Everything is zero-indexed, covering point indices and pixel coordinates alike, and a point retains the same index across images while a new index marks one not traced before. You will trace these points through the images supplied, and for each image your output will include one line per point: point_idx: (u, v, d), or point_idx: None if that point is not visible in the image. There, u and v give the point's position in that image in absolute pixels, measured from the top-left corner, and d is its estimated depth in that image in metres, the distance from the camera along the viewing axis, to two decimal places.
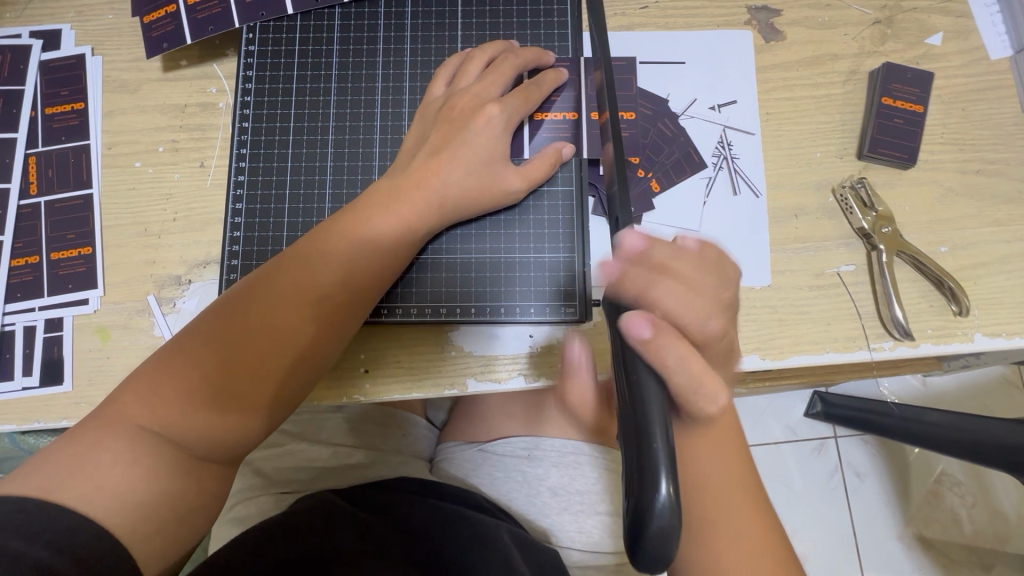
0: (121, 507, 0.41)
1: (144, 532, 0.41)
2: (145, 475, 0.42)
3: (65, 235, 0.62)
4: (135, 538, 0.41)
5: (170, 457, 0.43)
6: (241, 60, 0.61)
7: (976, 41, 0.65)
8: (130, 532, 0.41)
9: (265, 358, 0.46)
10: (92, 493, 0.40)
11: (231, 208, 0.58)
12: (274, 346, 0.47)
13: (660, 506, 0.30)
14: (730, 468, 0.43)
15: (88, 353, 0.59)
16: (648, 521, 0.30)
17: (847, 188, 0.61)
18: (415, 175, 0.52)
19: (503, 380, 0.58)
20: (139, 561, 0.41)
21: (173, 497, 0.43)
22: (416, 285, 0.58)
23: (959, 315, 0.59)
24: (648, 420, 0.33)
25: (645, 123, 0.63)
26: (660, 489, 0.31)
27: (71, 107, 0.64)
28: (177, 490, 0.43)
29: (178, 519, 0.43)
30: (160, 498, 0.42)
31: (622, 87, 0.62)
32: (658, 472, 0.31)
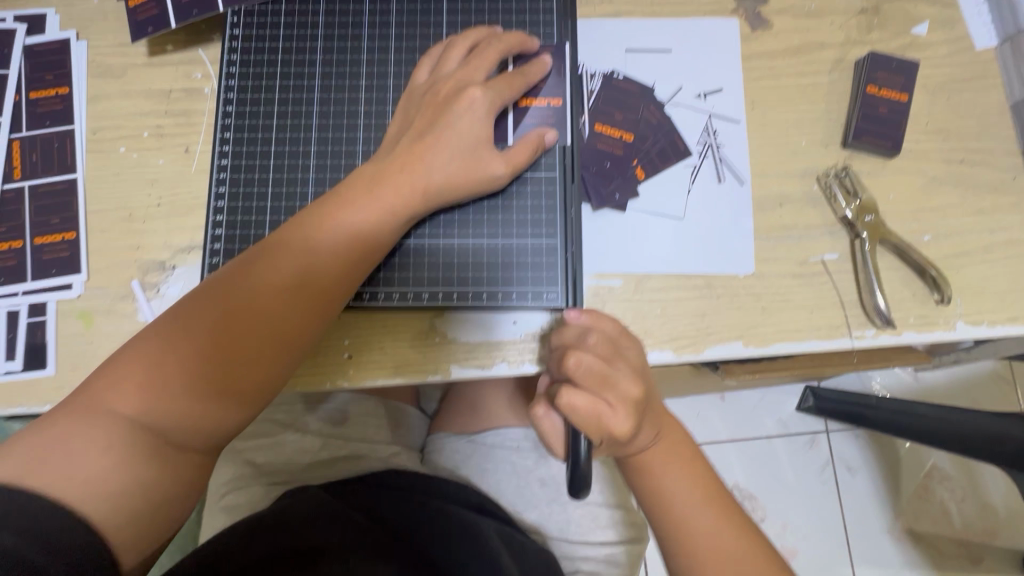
0: (95, 495, 0.41)
1: (120, 519, 0.41)
2: (120, 462, 0.42)
3: (49, 220, 0.62)
4: (112, 524, 0.41)
5: (143, 443, 0.43)
6: (225, 45, 0.60)
7: (962, 31, 0.65)
8: (106, 519, 0.41)
9: (248, 341, 0.47)
10: (66, 480, 0.40)
11: (214, 193, 0.58)
12: (256, 329, 0.47)
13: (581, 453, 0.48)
14: (683, 476, 0.52)
15: (72, 338, 0.59)
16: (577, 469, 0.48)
17: (831, 176, 0.61)
18: (399, 159, 0.52)
19: (488, 365, 0.59)
20: (117, 549, 0.41)
21: (149, 486, 0.43)
22: (400, 270, 0.58)
23: (941, 303, 0.59)
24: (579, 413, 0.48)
25: (630, 111, 0.63)
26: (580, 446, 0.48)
27: (56, 92, 0.64)
28: (153, 478, 0.43)
29: (154, 507, 0.43)
30: (135, 485, 0.42)
31: (605, 90, 0.64)
32: (577, 434, 0.48)
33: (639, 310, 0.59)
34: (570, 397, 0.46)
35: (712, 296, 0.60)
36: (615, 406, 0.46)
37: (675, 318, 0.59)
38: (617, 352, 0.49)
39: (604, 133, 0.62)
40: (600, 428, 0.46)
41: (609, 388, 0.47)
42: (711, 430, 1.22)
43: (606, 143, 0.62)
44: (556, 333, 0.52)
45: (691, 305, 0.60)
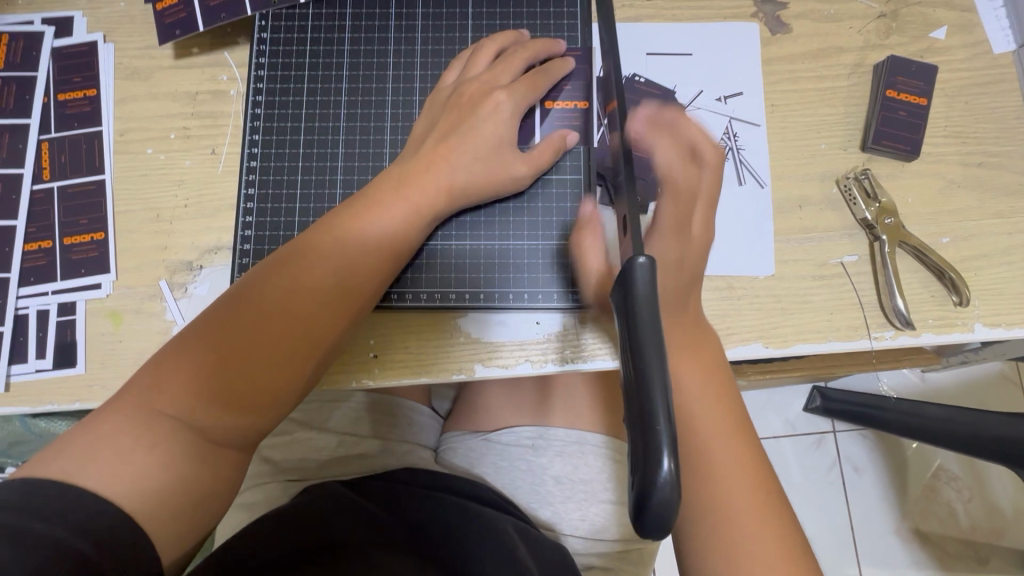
0: (139, 493, 0.41)
1: (162, 515, 0.42)
2: (163, 461, 0.43)
3: (78, 221, 0.63)
4: (155, 520, 0.42)
5: (184, 439, 0.44)
6: (254, 48, 0.61)
7: (980, 35, 0.65)
8: (148, 515, 0.41)
9: (278, 340, 0.47)
10: (111, 478, 0.41)
11: (243, 194, 0.59)
12: (286, 328, 0.47)
13: (664, 482, 0.31)
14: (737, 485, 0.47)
15: (101, 337, 0.60)
16: (651, 494, 0.31)
17: (850, 179, 0.62)
18: (425, 160, 0.53)
19: (510, 366, 0.59)
20: (159, 547, 0.42)
21: (190, 484, 0.44)
22: (426, 271, 0.58)
23: (959, 305, 0.60)
24: (650, 401, 0.32)
25: None
26: (661, 467, 0.31)
27: (84, 94, 0.65)
28: (194, 477, 0.44)
29: (193, 506, 0.44)
30: (177, 481, 0.43)
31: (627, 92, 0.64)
32: (658, 447, 0.31)
33: None
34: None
35: (733, 297, 0.60)
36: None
37: None
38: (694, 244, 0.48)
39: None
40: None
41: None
42: None
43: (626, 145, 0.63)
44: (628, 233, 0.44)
45: (712, 306, 0.60)
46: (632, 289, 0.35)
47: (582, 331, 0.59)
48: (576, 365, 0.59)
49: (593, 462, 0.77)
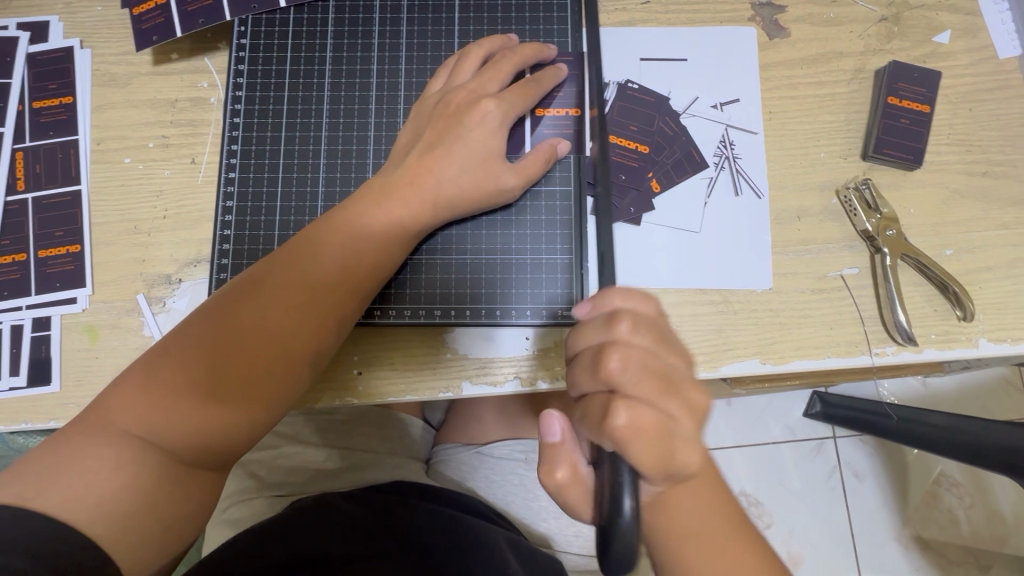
0: (104, 518, 0.40)
1: (128, 540, 0.40)
2: (130, 484, 0.41)
3: (53, 233, 0.61)
4: (120, 545, 0.40)
5: (153, 462, 0.42)
6: (233, 54, 0.59)
7: (985, 40, 0.63)
8: (113, 539, 0.40)
9: (254, 360, 0.45)
10: (75, 502, 0.40)
11: (221, 206, 0.57)
12: (262, 348, 0.46)
13: (626, 518, 0.35)
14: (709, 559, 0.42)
15: (76, 354, 0.58)
16: (614, 535, 0.35)
17: (851, 190, 0.60)
18: (409, 171, 0.51)
19: (499, 383, 0.57)
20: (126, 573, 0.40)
21: (160, 508, 0.42)
22: (411, 286, 0.56)
23: (964, 320, 0.57)
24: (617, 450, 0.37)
25: (645, 122, 0.62)
26: (623, 504, 0.36)
27: (59, 102, 0.63)
28: (163, 500, 0.42)
29: (163, 530, 0.42)
30: (144, 505, 0.41)
31: (618, 95, 0.62)
32: (620, 485, 0.36)
33: None
34: (630, 412, 0.37)
35: (730, 311, 0.58)
36: (681, 415, 0.38)
37: (691, 335, 0.58)
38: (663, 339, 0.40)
39: (620, 144, 0.61)
40: (667, 449, 0.37)
41: (667, 392, 0.38)
42: (718, 437, 1.21)
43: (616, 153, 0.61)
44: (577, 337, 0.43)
45: (707, 321, 0.58)
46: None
47: None
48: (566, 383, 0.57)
49: None
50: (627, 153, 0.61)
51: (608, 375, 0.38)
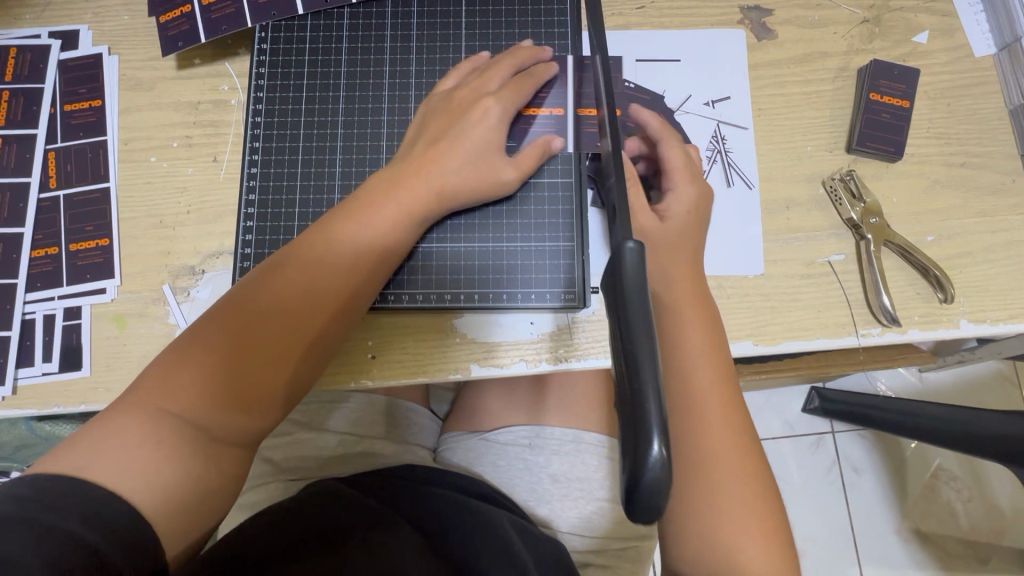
0: (148, 487, 0.42)
1: (166, 510, 0.43)
2: (170, 457, 0.44)
3: (83, 227, 0.64)
4: (166, 511, 0.42)
5: (188, 435, 0.45)
6: (254, 58, 0.63)
7: (961, 39, 0.67)
8: (155, 509, 0.42)
9: (271, 333, 0.49)
10: (120, 474, 0.42)
11: (244, 200, 0.60)
12: (279, 321, 0.49)
13: (654, 464, 0.30)
14: (731, 443, 0.52)
15: (106, 340, 0.62)
16: (642, 474, 0.30)
17: (836, 180, 0.63)
18: (414, 165, 0.55)
19: (506, 365, 0.61)
20: (166, 541, 0.42)
21: (197, 480, 0.44)
22: (422, 273, 0.60)
23: (944, 302, 0.61)
24: (640, 380, 0.31)
25: None
26: (651, 449, 0.30)
27: (89, 104, 0.67)
28: (199, 473, 0.45)
29: (199, 502, 0.45)
30: (183, 479, 0.44)
31: (615, 87, 0.65)
32: (648, 428, 0.30)
33: None
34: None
35: (723, 296, 0.62)
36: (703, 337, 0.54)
37: None
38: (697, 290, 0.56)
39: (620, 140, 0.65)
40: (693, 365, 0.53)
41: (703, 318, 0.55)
42: None
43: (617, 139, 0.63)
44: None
45: None
46: (619, 268, 0.35)
47: (574, 330, 0.61)
48: (569, 364, 0.60)
49: (589, 461, 0.78)
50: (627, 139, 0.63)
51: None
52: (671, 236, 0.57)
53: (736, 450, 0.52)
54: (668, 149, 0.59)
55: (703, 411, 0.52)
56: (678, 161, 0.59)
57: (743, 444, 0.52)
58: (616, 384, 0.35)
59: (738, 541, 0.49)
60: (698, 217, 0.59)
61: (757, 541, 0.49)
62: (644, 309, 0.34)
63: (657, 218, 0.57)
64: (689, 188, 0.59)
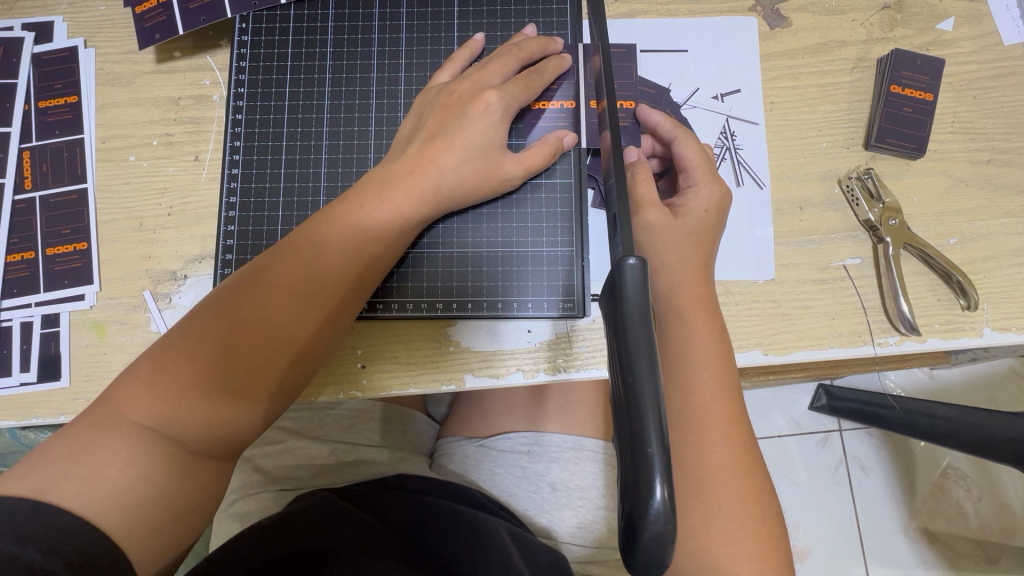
0: (117, 508, 0.40)
1: (138, 530, 0.40)
2: (142, 472, 0.41)
3: (60, 231, 0.62)
4: (141, 532, 0.40)
5: (164, 452, 0.42)
6: (234, 52, 0.59)
7: (989, 26, 0.63)
8: (127, 531, 0.40)
9: (251, 347, 0.45)
10: (87, 493, 0.39)
11: (225, 203, 0.57)
12: (261, 333, 0.45)
13: (656, 513, 0.28)
14: (731, 463, 0.48)
15: (85, 349, 0.59)
16: (643, 525, 0.28)
17: (853, 179, 0.60)
18: (410, 162, 0.50)
19: (502, 375, 0.58)
20: (137, 563, 0.40)
21: (170, 497, 0.42)
22: (413, 280, 0.57)
23: (967, 309, 0.57)
24: (642, 417, 0.29)
25: None
26: (654, 494, 0.28)
27: (65, 101, 0.64)
28: (174, 488, 0.42)
29: (175, 519, 0.42)
30: (155, 495, 0.41)
31: (622, 76, 0.61)
32: (649, 472, 0.28)
33: None
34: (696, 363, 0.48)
35: (731, 302, 0.59)
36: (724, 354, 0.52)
37: None
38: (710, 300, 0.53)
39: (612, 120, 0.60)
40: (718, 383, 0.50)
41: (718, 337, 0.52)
42: None
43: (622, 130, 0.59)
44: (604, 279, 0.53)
45: None
46: (619, 291, 0.32)
47: (574, 338, 0.58)
48: (568, 374, 0.57)
49: (588, 467, 0.75)
50: (634, 131, 0.59)
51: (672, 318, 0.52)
52: (681, 233, 0.53)
53: (736, 470, 0.49)
54: (685, 145, 0.55)
55: (706, 427, 0.49)
56: (696, 156, 0.55)
57: (745, 465, 0.49)
58: (615, 416, 0.33)
59: (735, 564, 0.46)
60: (715, 219, 0.54)
61: (755, 564, 0.46)
62: (646, 331, 0.31)
63: (669, 213, 0.53)
64: (710, 188, 0.54)
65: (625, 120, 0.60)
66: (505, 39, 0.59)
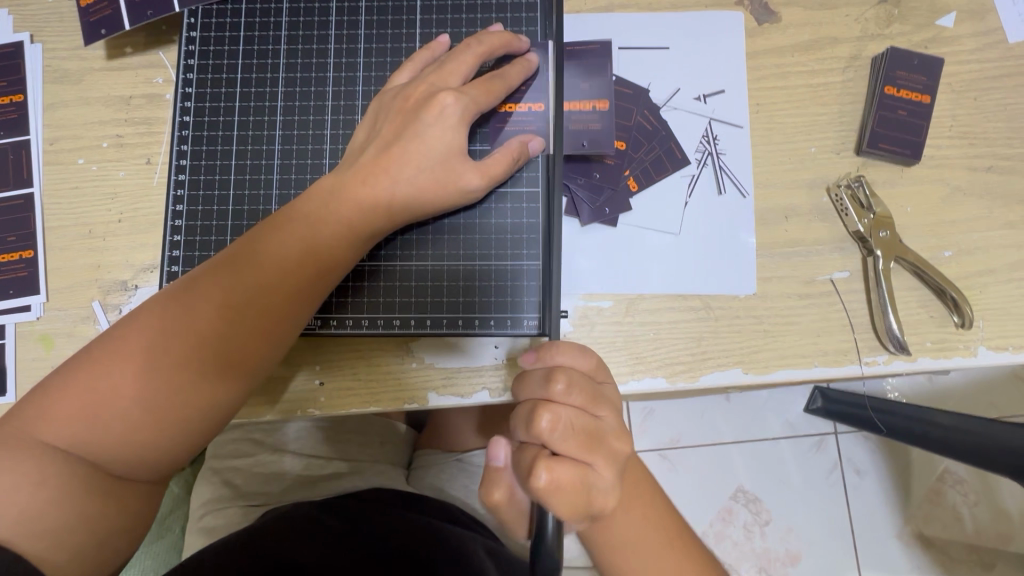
0: (30, 533, 0.37)
1: (55, 555, 0.38)
2: (56, 496, 0.38)
3: (5, 238, 0.59)
4: (60, 558, 0.38)
5: (81, 475, 0.39)
6: (183, 48, 0.56)
7: (993, 22, 0.58)
8: (46, 557, 0.38)
9: (183, 365, 0.42)
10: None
11: (171, 211, 0.54)
12: (195, 350, 0.42)
13: None
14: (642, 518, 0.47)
15: (31, 363, 0.56)
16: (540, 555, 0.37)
17: (843, 188, 0.56)
18: (361, 170, 0.47)
19: (467, 395, 0.55)
20: None
21: (91, 521, 0.39)
22: (369, 295, 0.53)
23: (962, 327, 0.54)
24: None
25: (624, 118, 0.58)
26: None
27: (10, 100, 0.60)
28: (96, 513, 0.39)
29: (98, 542, 0.40)
30: (74, 519, 0.38)
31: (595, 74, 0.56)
32: None
33: (629, 333, 0.55)
34: (551, 470, 0.36)
35: (710, 318, 0.55)
36: (603, 470, 0.38)
37: (669, 343, 0.55)
38: (595, 397, 0.40)
39: (578, 109, 0.55)
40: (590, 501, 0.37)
41: (592, 449, 0.38)
42: (713, 434, 1.17)
43: (592, 134, 0.55)
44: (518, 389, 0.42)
45: (687, 328, 0.55)
46: None
47: None
48: None
49: None
50: (607, 134, 0.55)
51: (538, 432, 0.37)
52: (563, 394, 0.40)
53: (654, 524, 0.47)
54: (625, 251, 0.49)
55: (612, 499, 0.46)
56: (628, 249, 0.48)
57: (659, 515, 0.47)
58: None
59: None
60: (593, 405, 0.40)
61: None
62: None
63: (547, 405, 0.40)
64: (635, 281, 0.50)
65: (597, 122, 0.55)
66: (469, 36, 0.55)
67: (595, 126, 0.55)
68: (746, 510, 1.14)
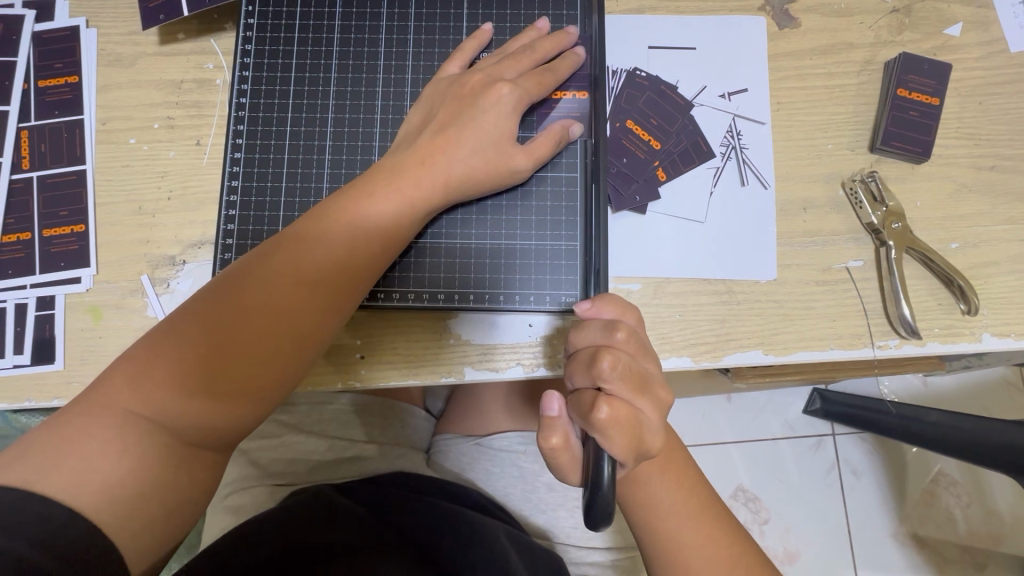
0: (108, 503, 0.39)
1: (128, 526, 0.39)
2: (135, 467, 0.40)
3: (57, 212, 0.61)
4: (137, 526, 0.40)
5: (157, 445, 0.42)
6: (240, 35, 0.59)
7: (996, 33, 0.63)
8: (113, 524, 0.39)
9: (258, 331, 0.44)
10: (78, 485, 0.39)
11: (226, 186, 0.56)
12: (271, 318, 0.45)
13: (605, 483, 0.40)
14: (674, 485, 0.51)
15: (80, 333, 0.58)
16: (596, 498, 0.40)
17: (857, 183, 0.60)
18: (421, 151, 0.50)
19: (501, 369, 0.57)
20: (130, 554, 0.39)
21: (162, 491, 0.41)
22: (415, 270, 0.56)
23: (967, 314, 0.57)
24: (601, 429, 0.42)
25: (663, 117, 0.61)
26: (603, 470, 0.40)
27: (65, 81, 0.63)
28: (166, 483, 0.42)
29: (167, 514, 0.42)
30: (147, 491, 0.41)
31: (641, 93, 0.62)
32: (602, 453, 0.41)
33: (657, 315, 0.58)
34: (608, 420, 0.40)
35: (733, 302, 0.58)
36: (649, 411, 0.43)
37: (695, 324, 0.58)
38: (644, 349, 0.45)
39: (633, 131, 0.61)
40: (638, 436, 0.42)
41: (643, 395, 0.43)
42: (716, 429, 1.20)
43: (629, 150, 0.61)
44: (575, 335, 0.46)
45: (711, 311, 0.58)
46: None
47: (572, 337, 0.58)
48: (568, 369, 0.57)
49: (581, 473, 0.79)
50: (641, 151, 0.61)
51: (598, 374, 0.42)
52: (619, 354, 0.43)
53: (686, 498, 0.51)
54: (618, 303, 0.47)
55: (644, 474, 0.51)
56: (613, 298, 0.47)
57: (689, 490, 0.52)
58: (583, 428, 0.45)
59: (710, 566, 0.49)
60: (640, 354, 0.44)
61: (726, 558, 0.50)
62: None
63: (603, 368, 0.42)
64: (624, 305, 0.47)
65: (638, 140, 0.61)
66: (513, 31, 0.59)
67: (634, 145, 0.61)
68: (746, 508, 1.17)
